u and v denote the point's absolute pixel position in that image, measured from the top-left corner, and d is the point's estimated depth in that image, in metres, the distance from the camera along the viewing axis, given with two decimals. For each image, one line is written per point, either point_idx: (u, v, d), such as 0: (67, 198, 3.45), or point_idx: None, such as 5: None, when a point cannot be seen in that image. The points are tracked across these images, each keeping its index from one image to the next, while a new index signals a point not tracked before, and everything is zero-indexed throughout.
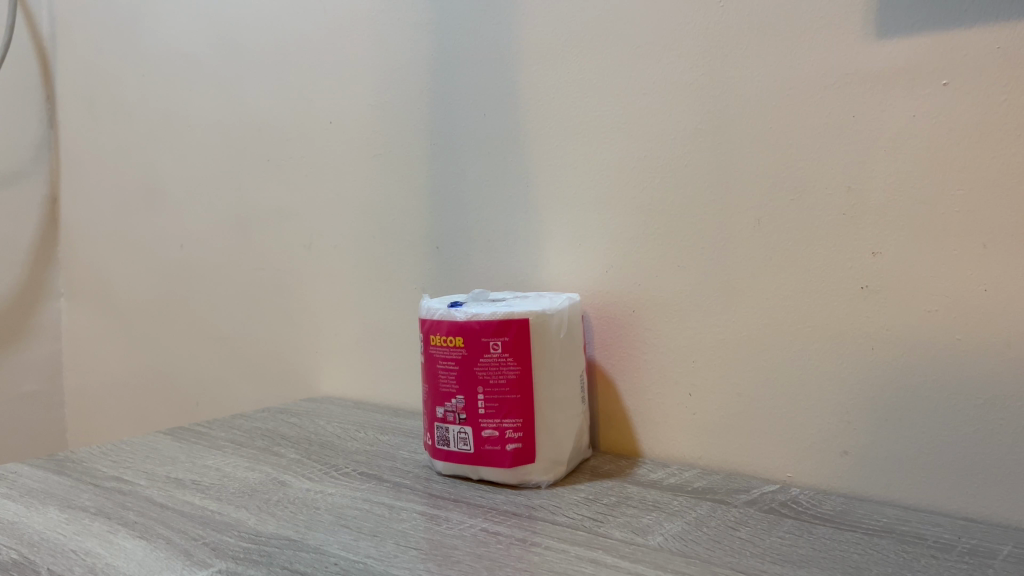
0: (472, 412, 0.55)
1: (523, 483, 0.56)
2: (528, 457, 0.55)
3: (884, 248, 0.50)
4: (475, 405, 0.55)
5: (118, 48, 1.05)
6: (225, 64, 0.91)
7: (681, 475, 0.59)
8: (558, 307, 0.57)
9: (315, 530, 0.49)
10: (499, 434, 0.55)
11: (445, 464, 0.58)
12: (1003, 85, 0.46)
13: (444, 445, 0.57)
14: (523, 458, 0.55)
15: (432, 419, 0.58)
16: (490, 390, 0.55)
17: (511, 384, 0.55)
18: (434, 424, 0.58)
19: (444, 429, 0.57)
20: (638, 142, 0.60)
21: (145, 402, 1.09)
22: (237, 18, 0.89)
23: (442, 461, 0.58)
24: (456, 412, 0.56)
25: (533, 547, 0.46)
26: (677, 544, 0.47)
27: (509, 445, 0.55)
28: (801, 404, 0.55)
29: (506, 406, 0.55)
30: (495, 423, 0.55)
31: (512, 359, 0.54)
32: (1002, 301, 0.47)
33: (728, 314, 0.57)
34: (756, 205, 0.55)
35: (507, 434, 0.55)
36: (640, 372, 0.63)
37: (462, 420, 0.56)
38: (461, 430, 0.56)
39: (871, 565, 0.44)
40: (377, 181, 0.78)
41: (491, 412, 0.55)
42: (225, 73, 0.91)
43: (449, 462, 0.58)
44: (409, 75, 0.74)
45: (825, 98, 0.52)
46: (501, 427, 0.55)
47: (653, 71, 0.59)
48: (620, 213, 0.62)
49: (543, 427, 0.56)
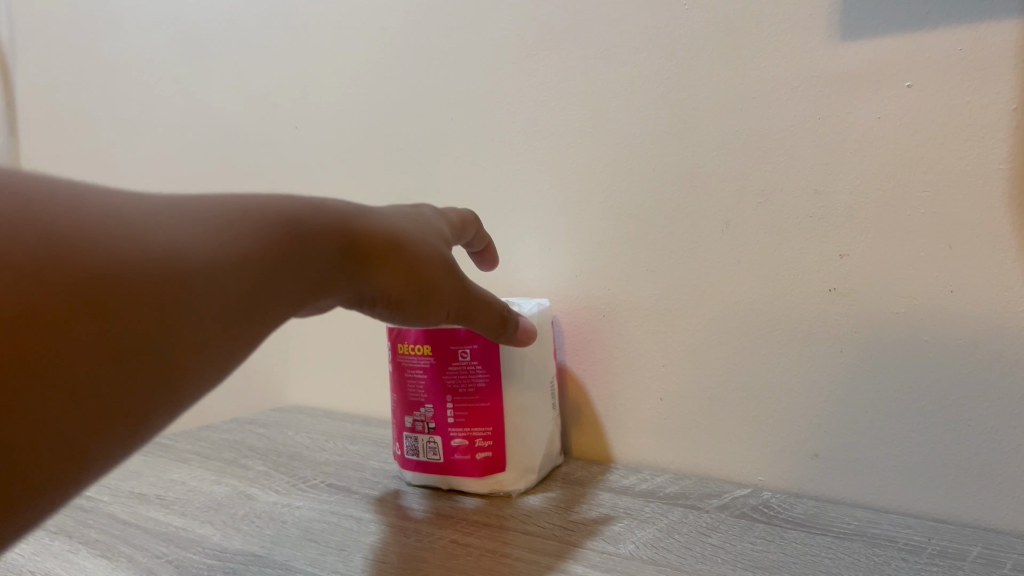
0: (442, 421, 0.55)
1: (495, 493, 0.56)
2: (498, 465, 0.55)
3: (851, 251, 0.50)
4: (445, 414, 0.55)
5: (73, 51, 1.02)
6: (188, 64, 0.89)
7: (654, 481, 0.59)
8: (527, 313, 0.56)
9: (281, 545, 0.48)
10: (468, 443, 0.54)
11: (414, 474, 0.58)
12: (966, 88, 0.46)
13: (413, 455, 0.57)
14: (494, 467, 0.55)
15: (400, 429, 0.57)
16: (459, 398, 0.54)
17: (481, 393, 0.54)
18: (402, 434, 0.57)
19: (413, 438, 0.56)
20: (605, 146, 0.60)
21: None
22: (198, 20, 0.87)
23: (411, 471, 0.57)
24: (425, 421, 0.55)
25: (504, 559, 0.46)
26: (649, 552, 0.46)
27: (479, 454, 0.55)
28: (772, 408, 0.55)
29: (476, 414, 0.54)
30: (465, 432, 0.54)
31: (481, 367, 0.54)
32: (969, 302, 0.47)
33: (698, 318, 0.57)
34: (723, 208, 0.55)
35: (477, 443, 0.54)
36: (611, 377, 0.62)
37: (431, 430, 0.55)
38: (431, 440, 0.56)
39: (841, 570, 0.44)
40: (342, 185, 0.77)
41: (460, 421, 0.54)
42: (188, 75, 0.90)
43: (418, 472, 0.57)
44: (371, 79, 0.73)
45: (791, 103, 0.52)
46: (471, 436, 0.54)
47: (619, 75, 0.59)
48: (588, 217, 0.62)
49: (514, 434, 0.55)
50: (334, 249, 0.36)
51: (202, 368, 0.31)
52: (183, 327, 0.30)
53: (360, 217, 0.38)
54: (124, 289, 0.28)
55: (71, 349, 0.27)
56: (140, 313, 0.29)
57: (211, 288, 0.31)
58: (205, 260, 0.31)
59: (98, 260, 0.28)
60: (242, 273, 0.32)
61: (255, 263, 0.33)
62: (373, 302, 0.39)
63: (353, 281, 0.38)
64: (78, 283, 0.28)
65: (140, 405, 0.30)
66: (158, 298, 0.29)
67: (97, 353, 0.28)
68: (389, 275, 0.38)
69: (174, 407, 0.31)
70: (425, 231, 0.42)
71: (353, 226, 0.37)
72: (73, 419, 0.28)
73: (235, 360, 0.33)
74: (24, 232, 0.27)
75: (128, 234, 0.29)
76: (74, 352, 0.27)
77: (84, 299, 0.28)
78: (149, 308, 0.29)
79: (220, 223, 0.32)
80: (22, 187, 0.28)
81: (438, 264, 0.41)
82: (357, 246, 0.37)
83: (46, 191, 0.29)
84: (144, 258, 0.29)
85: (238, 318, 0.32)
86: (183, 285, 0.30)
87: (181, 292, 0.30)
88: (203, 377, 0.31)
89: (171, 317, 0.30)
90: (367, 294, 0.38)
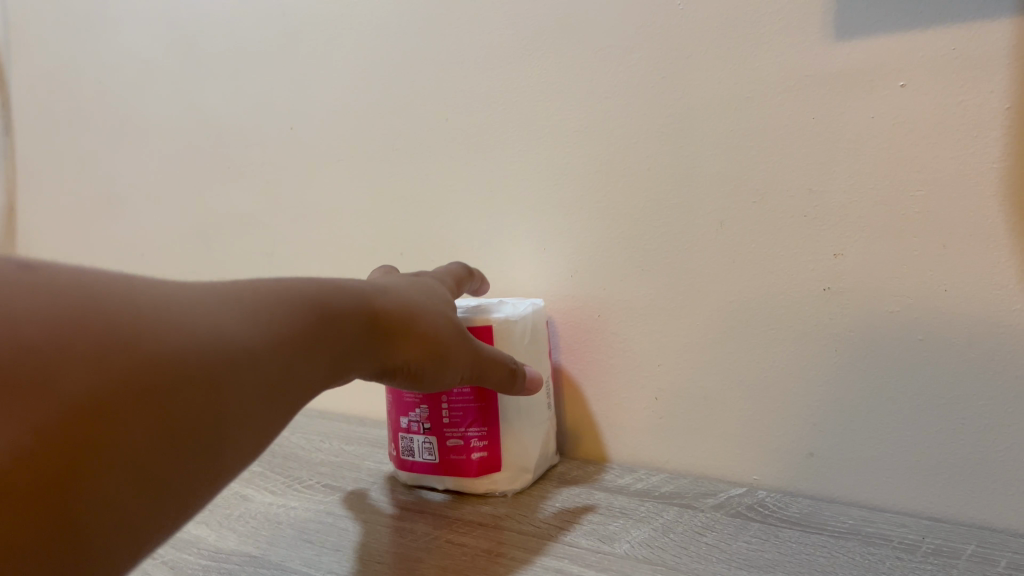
0: (437, 421, 0.55)
1: (491, 493, 0.56)
2: (494, 465, 0.55)
3: (846, 250, 0.51)
4: (439, 414, 0.54)
5: (51, 43, 0.99)
6: (174, 56, 0.87)
7: (649, 480, 0.59)
8: (522, 313, 0.56)
9: (276, 546, 0.48)
10: (464, 443, 0.54)
11: (409, 474, 0.58)
12: (960, 88, 0.46)
13: (409, 455, 0.57)
14: (490, 467, 0.55)
15: (396, 430, 0.57)
16: (454, 399, 0.54)
17: (476, 394, 0.54)
18: (398, 435, 0.57)
19: (409, 439, 0.56)
20: (601, 147, 0.60)
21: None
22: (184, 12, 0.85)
23: (407, 472, 0.57)
24: (420, 422, 0.55)
25: (499, 558, 0.46)
26: (644, 551, 0.47)
27: (475, 454, 0.54)
28: (768, 407, 0.55)
29: (471, 414, 0.54)
30: (460, 432, 0.54)
31: None
32: (963, 301, 0.47)
33: (694, 317, 0.57)
34: (719, 208, 0.55)
35: (472, 444, 0.54)
36: (606, 377, 0.62)
37: (427, 430, 0.55)
38: (426, 440, 0.55)
39: (836, 568, 0.44)
40: (335, 185, 0.76)
41: (456, 421, 0.54)
42: (175, 67, 0.87)
43: (414, 472, 0.57)
44: (362, 77, 0.72)
45: (786, 102, 0.52)
46: (466, 436, 0.54)
47: (613, 75, 0.58)
48: (583, 217, 0.62)
49: (511, 433, 0.55)
50: (361, 326, 0.39)
51: (236, 446, 0.31)
52: (224, 407, 0.30)
53: (380, 298, 0.41)
54: (185, 371, 0.29)
55: (127, 436, 0.27)
56: (191, 394, 0.29)
57: (254, 367, 0.32)
58: (247, 342, 0.31)
59: (157, 343, 0.28)
60: (274, 354, 0.33)
61: (290, 343, 0.34)
62: (395, 373, 0.43)
63: (376, 355, 0.41)
64: (145, 369, 0.28)
65: (181, 485, 0.29)
66: (204, 377, 0.29)
67: (151, 437, 0.28)
68: (408, 350, 0.42)
69: (206, 486, 0.31)
70: (433, 297, 0.46)
71: (375, 306, 0.41)
72: (122, 501, 0.27)
73: (260, 442, 0.33)
74: (94, 322, 0.27)
75: (178, 318, 0.30)
76: (129, 435, 0.27)
77: (143, 383, 0.27)
78: (206, 389, 0.29)
79: (257, 305, 0.33)
80: (77, 277, 0.28)
81: (452, 332, 0.45)
82: (378, 324, 0.41)
83: (99, 277, 0.29)
84: (196, 342, 0.29)
85: (269, 394, 0.33)
86: (230, 366, 0.30)
87: (224, 371, 0.30)
88: (234, 456, 0.31)
89: (215, 397, 0.30)
90: (383, 365, 0.42)
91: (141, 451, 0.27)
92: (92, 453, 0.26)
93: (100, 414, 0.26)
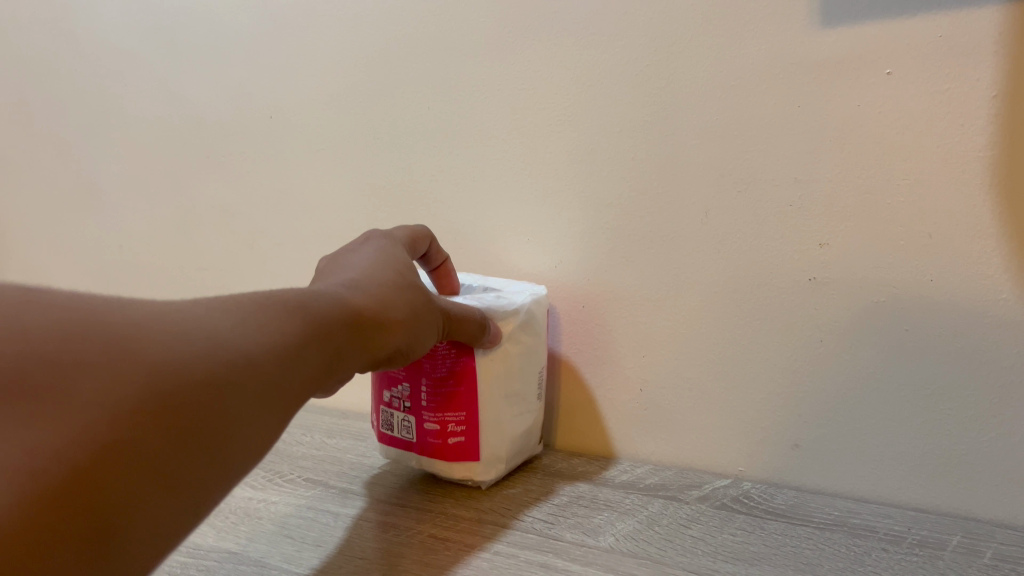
0: (416, 402, 0.54)
1: (466, 480, 0.55)
2: (470, 453, 0.54)
3: (831, 240, 0.50)
4: (419, 395, 0.54)
5: None
6: (145, 42, 0.84)
7: (635, 472, 0.59)
8: (510, 303, 0.54)
9: (256, 542, 0.47)
10: (440, 427, 0.53)
11: (389, 449, 0.57)
12: (945, 75, 0.46)
13: (389, 430, 0.56)
14: (466, 455, 0.54)
15: (380, 403, 0.57)
16: (434, 381, 0.53)
17: (457, 381, 0.53)
18: (381, 408, 0.57)
19: (391, 414, 0.56)
20: (584, 136, 0.59)
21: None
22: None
23: (387, 446, 0.57)
24: (401, 399, 0.55)
25: (481, 553, 0.45)
26: (629, 545, 0.46)
27: (451, 439, 0.54)
28: (753, 398, 0.55)
29: (451, 399, 0.53)
30: (437, 416, 0.53)
31: (459, 352, 0.53)
32: (948, 290, 0.47)
33: (677, 309, 0.57)
34: (703, 198, 0.55)
35: (449, 428, 0.54)
36: (590, 368, 0.62)
37: (407, 409, 0.55)
38: (406, 419, 0.55)
39: (821, 561, 0.44)
40: (316, 176, 0.75)
41: (434, 405, 0.53)
42: (146, 54, 0.85)
43: (393, 447, 0.57)
44: (342, 66, 0.71)
45: (770, 90, 0.51)
46: (443, 421, 0.53)
47: (597, 63, 0.57)
48: (567, 209, 0.61)
49: (497, 433, 0.54)
50: (351, 323, 0.38)
51: (244, 451, 0.30)
52: (232, 408, 0.29)
53: (357, 289, 0.41)
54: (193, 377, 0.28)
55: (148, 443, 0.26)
56: (199, 399, 0.28)
57: (258, 370, 0.31)
58: (244, 346, 0.31)
59: (157, 353, 0.27)
60: (274, 353, 0.32)
61: (288, 342, 0.33)
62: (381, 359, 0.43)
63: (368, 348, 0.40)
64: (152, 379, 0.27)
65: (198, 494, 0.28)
66: (211, 382, 0.28)
67: (171, 443, 0.27)
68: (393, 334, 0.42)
69: (220, 494, 0.29)
70: (397, 269, 0.45)
71: (355, 298, 0.40)
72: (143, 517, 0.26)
73: (269, 444, 0.32)
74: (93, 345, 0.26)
75: (174, 327, 0.29)
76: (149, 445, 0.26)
77: (151, 394, 0.26)
78: (215, 393, 0.28)
79: (249, 311, 0.32)
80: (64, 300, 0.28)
81: (418, 302, 0.45)
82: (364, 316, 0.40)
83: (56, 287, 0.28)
84: (190, 347, 0.28)
85: (276, 394, 0.32)
86: (234, 367, 0.29)
87: (228, 375, 0.29)
88: (244, 460, 0.30)
89: (223, 398, 0.29)
90: (373, 356, 0.41)
91: (154, 463, 0.26)
92: (108, 470, 0.25)
93: (111, 430, 0.25)
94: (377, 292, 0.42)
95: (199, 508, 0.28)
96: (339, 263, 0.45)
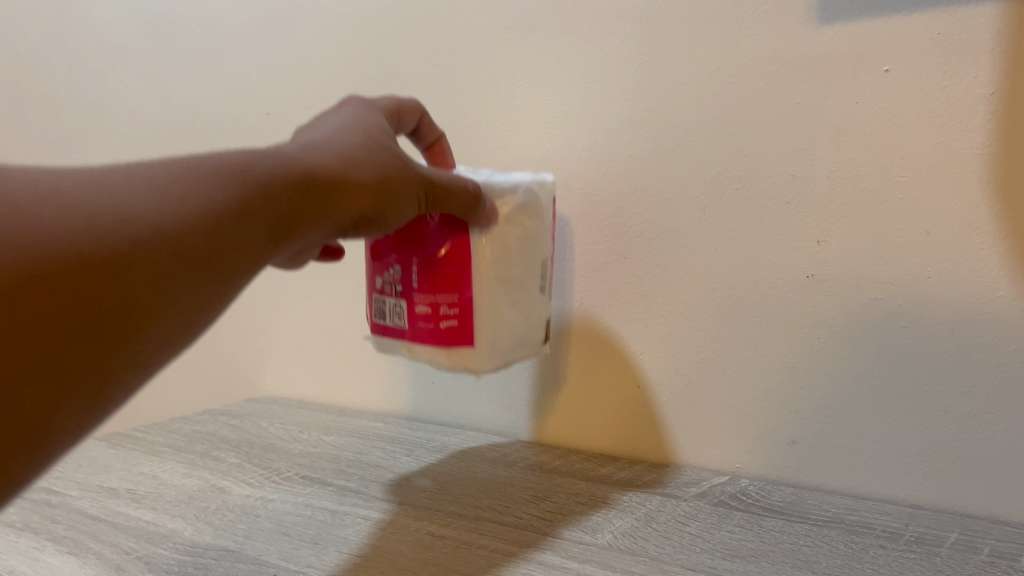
0: (407, 283, 0.47)
1: (462, 370, 0.47)
2: (465, 338, 0.46)
3: (829, 237, 0.50)
4: (410, 274, 0.47)
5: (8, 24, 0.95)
6: (140, 38, 0.84)
7: (632, 469, 0.58)
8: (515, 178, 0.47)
9: (254, 540, 0.47)
10: (431, 310, 0.46)
11: (381, 342, 0.50)
12: (943, 72, 0.46)
13: (380, 319, 0.49)
14: (452, 341, 0.46)
15: (371, 290, 0.50)
16: (426, 258, 0.46)
17: (445, 257, 0.46)
18: (372, 295, 0.50)
19: (380, 300, 0.49)
20: (582, 132, 0.59)
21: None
22: None
23: (378, 338, 0.50)
24: (392, 282, 0.48)
25: (479, 550, 0.45)
26: (627, 542, 0.46)
27: (444, 324, 0.46)
28: (751, 395, 0.55)
29: (443, 278, 0.46)
30: (428, 297, 0.46)
31: (451, 225, 0.46)
32: (945, 287, 0.47)
33: (675, 305, 0.57)
34: (701, 195, 0.54)
35: (441, 311, 0.46)
36: (588, 365, 0.62)
37: (398, 293, 0.48)
38: (396, 304, 0.48)
39: (819, 558, 0.44)
40: None
41: (424, 286, 0.46)
42: (142, 50, 0.84)
43: (384, 339, 0.50)
44: (339, 62, 0.70)
45: (768, 87, 0.51)
46: (435, 303, 0.46)
47: (594, 59, 0.57)
48: (564, 205, 0.61)
49: (495, 331, 0.47)
50: (309, 185, 0.36)
51: (157, 334, 0.30)
52: (137, 288, 0.28)
53: (321, 153, 0.38)
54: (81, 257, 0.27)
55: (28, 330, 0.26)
56: (89, 278, 0.27)
57: (172, 246, 0.30)
58: (156, 219, 0.30)
59: (41, 230, 0.27)
60: (200, 230, 0.31)
61: (216, 214, 0.32)
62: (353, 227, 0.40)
63: (336, 216, 0.38)
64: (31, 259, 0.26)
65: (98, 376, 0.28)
66: (110, 260, 0.28)
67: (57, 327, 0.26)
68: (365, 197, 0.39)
69: (132, 378, 0.29)
70: (371, 132, 0.42)
71: (318, 161, 0.38)
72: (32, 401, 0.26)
73: (195, 325, 0.31)
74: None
75: (65, 205, 0.28)
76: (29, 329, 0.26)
77: (28, 270, 0.26)
78: (111, 274, 0.28)
79: (172, 182, 0.31)
80: None
81: (391, 162, 0.41)
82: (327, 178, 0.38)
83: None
84: (79, 221, 0.28)
85: (201, 275, 0.31)
86: (138, 244, 0.29)
87: (133, 250, 0.28)
88: (158, 343, 0.30)
89: (122, 278, 0.28)
90: (341, 221, 0.38)
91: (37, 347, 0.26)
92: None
93: None
94: (343, 154, 0.39)
95: (107, 392, 0.28)
96: (311, 126, 0.42)
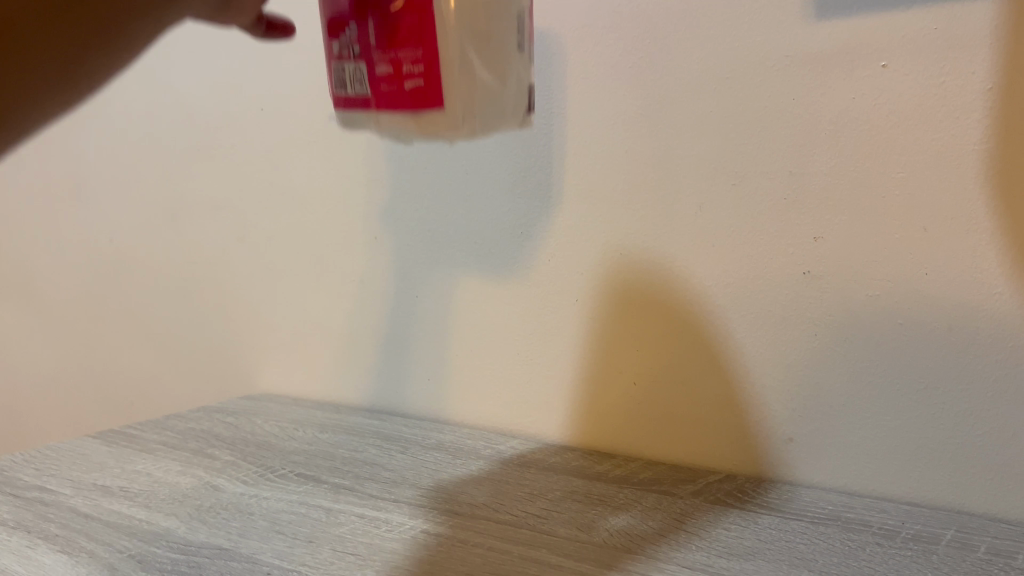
0: (362, 36, 0.36)
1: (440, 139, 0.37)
2: (433, 101, 0.35)
3: (826, 233, 0.50)
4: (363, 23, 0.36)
5: None
6: None
7: (628, 466, 0.58)
8: None
9: (248, 538, 0.47)
10: (391, 69, 0.36)
11: (348, 118, 0.40)
12: (941, 67, 0.45)
13: (343, 89, 0.39)
14: (418, 105, 0.36)
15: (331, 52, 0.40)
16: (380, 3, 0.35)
17: (400, 8, 0.35)
18: (332, 59, 0.39)
19: (340, 65, 0.38)
20: (577, 127, 0.59)
21: (51, 407, 1.01)
22: None
23: (344, 113, 0.40)
24: (347, 39, 0.37)
25: (474, 548, 0.45)
26: (623, 540, 0.46)
27: (408, 85, 0.36)
28: (748, 392, 0.55)
29: (400, 24, 0.35)
30: (385, 52, 0.36)
31: None
32: (943, 284, 0.47)
33: (671, 301, 0.57)
34: (698, 191, 0.54)
35: (404, 69, 0.35)
36: (584, 361, 0.62)
37: (355, 53, 0.37)
38: (355, 67, 0.37)
39: (815, 555, 0.44)
40: (306, 167, 0.74)
41: (379, 37, 0.36)
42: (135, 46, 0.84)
43: (350, 112, 0.39)
44: None
45: (765, 83, 0.51)
46: (394, 59, 0.36)
47: (590, 54, 0.57)
48: (559, 200, 0.60)
49: (469, 91, 0.36)
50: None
51: None
52: None
53: None
54: None
55: None
56: None
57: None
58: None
59: None
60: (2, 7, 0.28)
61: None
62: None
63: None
64: None
65: None
66: None
67: None
68: None
69: None
70: None
71: None
72: None
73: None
74: None
75: None
76: None
77: None
78: None
79: None
80: None
81: None
82: None
83: None
84: None
85: (51, 1, 0.29)
86: None
87: None
88: None
89: None
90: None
91: None
92: None
93: None
94: None
95: None
96: None
